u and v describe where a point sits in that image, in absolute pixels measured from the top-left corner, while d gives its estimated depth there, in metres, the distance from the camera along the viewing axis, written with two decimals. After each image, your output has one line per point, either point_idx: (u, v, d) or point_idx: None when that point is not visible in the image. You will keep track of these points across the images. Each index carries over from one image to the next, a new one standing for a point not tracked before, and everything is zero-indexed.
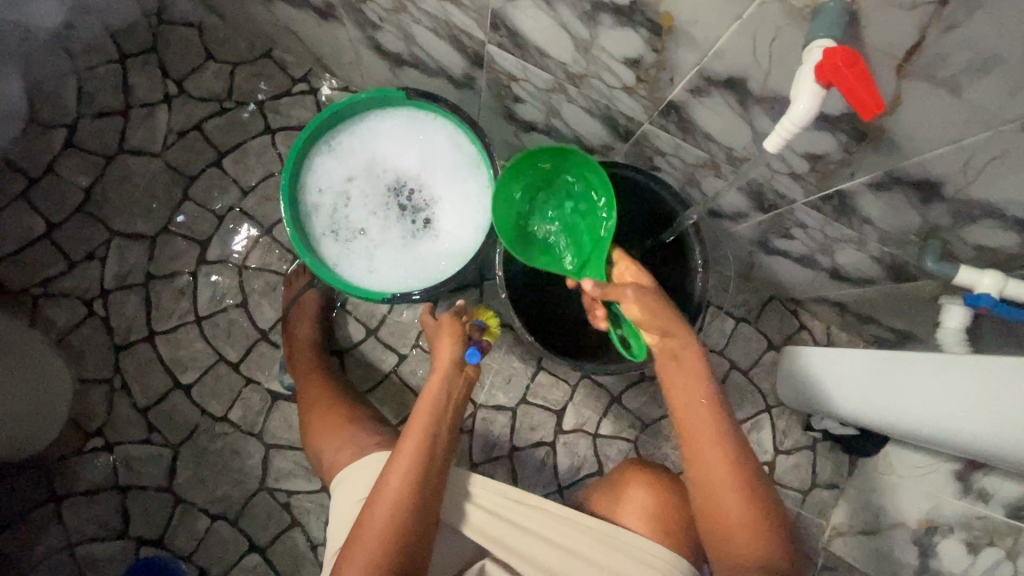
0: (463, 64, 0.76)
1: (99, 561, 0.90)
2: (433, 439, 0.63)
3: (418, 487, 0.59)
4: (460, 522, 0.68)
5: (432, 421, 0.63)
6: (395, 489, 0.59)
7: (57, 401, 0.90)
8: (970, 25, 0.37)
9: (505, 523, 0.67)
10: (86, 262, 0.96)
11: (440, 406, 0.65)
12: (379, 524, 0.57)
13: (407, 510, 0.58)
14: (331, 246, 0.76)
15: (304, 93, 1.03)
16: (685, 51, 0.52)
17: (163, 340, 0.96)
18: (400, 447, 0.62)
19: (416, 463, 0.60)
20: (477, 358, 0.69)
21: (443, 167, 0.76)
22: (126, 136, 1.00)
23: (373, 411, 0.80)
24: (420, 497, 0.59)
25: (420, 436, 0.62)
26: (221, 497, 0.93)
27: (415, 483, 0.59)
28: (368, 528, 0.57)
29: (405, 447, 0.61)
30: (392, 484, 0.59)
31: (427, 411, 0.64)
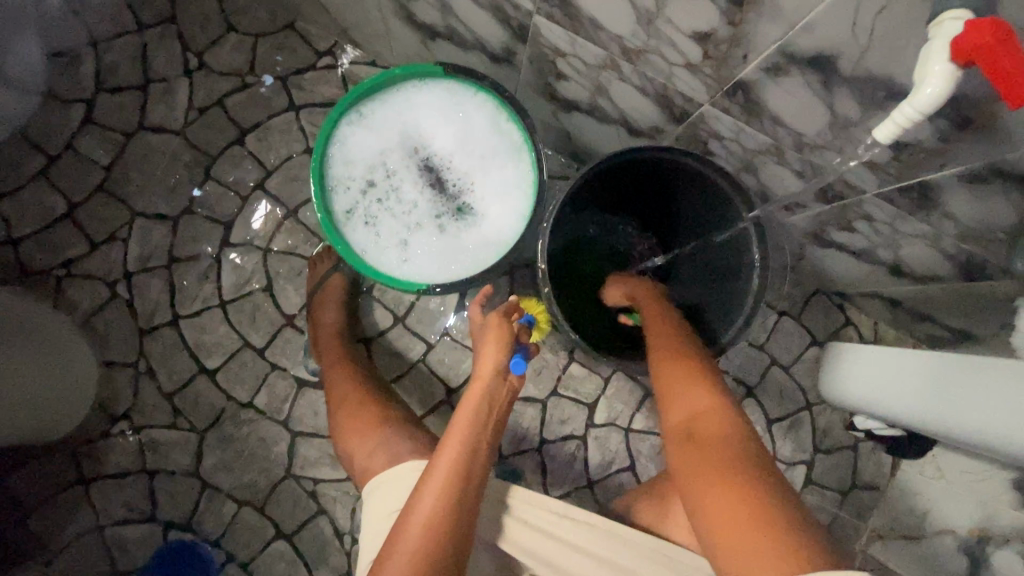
0: (504, 38, 0.70)
1: (128, 543, 0.90)
2: (470, 451, 0.59)
3: (452, 505, 0.56)
4: (496, 533, 0.65)
5: (471, 433, 0.60)
6: (429, 508, 0.56)
7: (82, 384, 0.89)
8: None
9: (548, 539, 0.64)
10: (108, 242, 0.94)
11: (481, 419, 0.61)
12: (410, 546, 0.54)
13: (441, 531, 0.55)
14: (358, 228, 0.70)
15: (328, 66, 0.97)
16: (770, 24, 0.46)
17: (187, 324, 0.94)
18: (436, 460, 0.59)
19: (451, 479, 0.57)
20: (522, 368, 0.65)
21: (482, 148, 0.70)
22: (146, 111, 0.96)
23: (407, 414, 0.77)
24: (453, 516, 0.56)
25: (456, 450, 0.59)
26: (248, 483, 0.92)
27: (449, 502, 0.56)
28: (398, 544, 0.54)
29: (441, 461, 0.58)
30: (426, 501, 0.56)
31: (465, 423, 0.60)
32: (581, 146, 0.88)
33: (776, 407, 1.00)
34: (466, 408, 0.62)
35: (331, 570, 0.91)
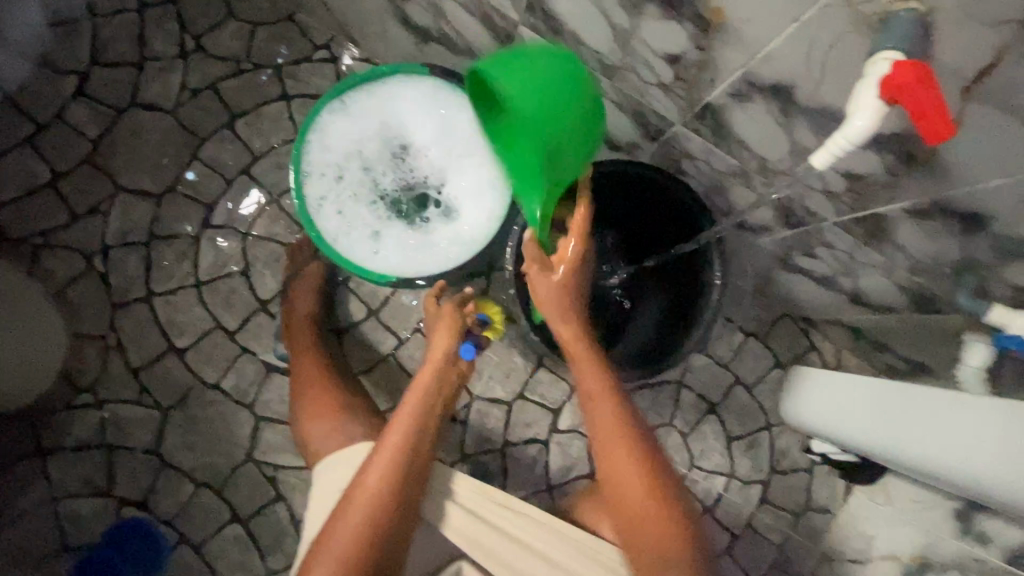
0: (492, 45, 0.73)
1: (80, 517, 0.90)
2: (418, 433, 0.61)
3: (397, 481, 0.57)
4: (437, 519, 0.66)
5: (419, 413, 0.61)
6: (372, 488, 0.57)
7: (47, 354, 0.89)
8: None
9: (490, 528, 0.66)
10: (89, 214, 0.94)
11: (429, 398, 0.63)
12: (352, 524, 0.55)
13: (383, 510, 0.56)
14: (332, 216, 0.71)
15: (324, 60, 0.99)
16: (734, 52, 0.49)
17: (160, 302, 0.94)
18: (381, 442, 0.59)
19: (398, 459, 0.58)
20: (472, 354, 0.67)
21: (460, 148, 0.72)
22: (138, 89, 0.97)
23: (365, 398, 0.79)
24: (396, 493, 0.57)
25: (402, 429, 0.60)
26: (209, 464, 0.92)
27: (393, 478, 0.57)
28: (343, 521, 0.55)
29: (389, 440, 0.59)
30: (370, 480, 0.57)
31: (413, 405, 0.62)
32: None
33: (737, 425, 1.02)
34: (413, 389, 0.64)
35: (283, 558, 0.91)
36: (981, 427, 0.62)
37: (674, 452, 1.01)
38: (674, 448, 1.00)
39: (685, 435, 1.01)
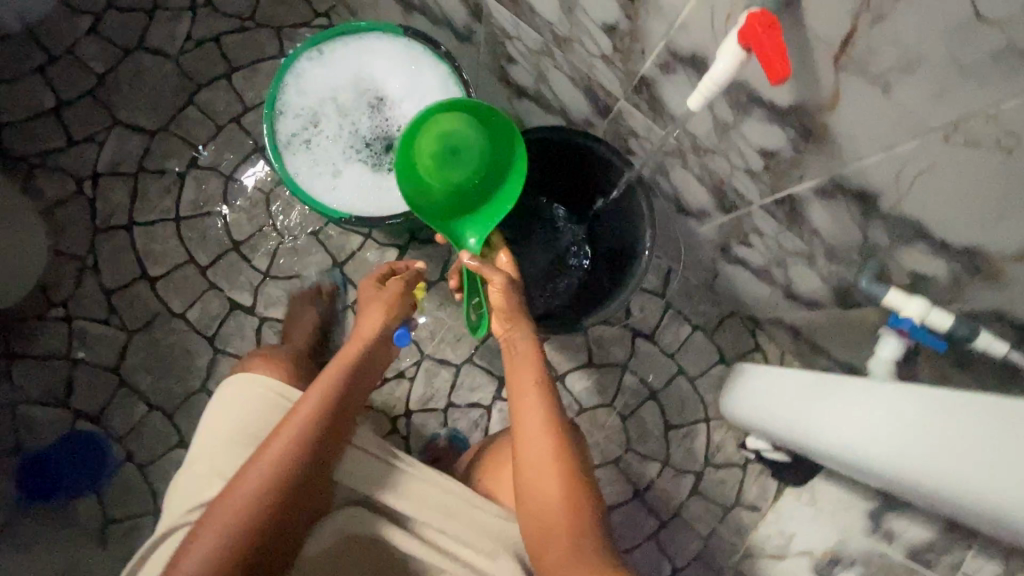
0: (465, 16, 0.79)
1: (35, 423, 0.94)
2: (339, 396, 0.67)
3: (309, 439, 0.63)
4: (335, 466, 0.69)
5: (341, 374, 0.68)
6: (285, 441, 0.62)
7: (24, 266, 0.94)
8: (896, 17, 0.39)
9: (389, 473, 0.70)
10: (85, 143, 1.01)
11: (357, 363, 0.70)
12: (261, 468, 0.61)
13: (294, 458, 0.62)
14: (298, 154, 0.76)
15: (323, 27, 1.06)
16: (656, 21, 0.54)
17: (140, 232, 1.00)
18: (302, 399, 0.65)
19: (314, 414, 0.64)
20: (403, 338, 0.75)
21: (425, 103, 0.77)
22: (148, 34, 1.04)
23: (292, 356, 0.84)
24: (326, 423, 0.65)
25: (327, 384, 0.67)
26: (163, 389, 0.97)
27: (313, 424, 0.64)
28: (260, 458, 0.62)
29: (313, 393, 0.66)
30: (292, 424, 0.63)
31: (337, 369, 0.69)
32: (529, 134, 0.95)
33: (677, 415, 1.04)
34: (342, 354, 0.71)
35: None
36: (893, 413, 0.63)
37: (612, 433, 1.04)
38: (612, 430, 1.03)
39: (625, 418, 1.04)
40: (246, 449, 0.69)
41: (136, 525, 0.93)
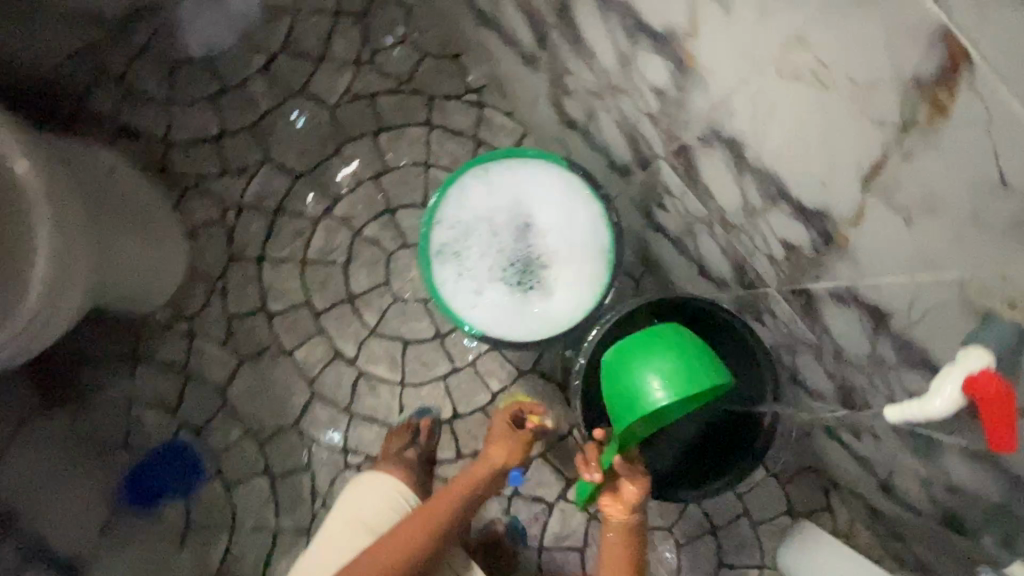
0: (628, 158, 0.80)
1: (145, 424, 1.03)
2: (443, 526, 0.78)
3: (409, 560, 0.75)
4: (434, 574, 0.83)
5: (455, 504, 0.80)
6: (386, 558, 0.74)
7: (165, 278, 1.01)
8: None
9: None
10: (236, 174, 1.08)
11: (464, 501, 0.81)
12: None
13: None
14: (446, 263, 0.80)
15: (472, 103, 1.09)
16: (847, 268, 0.55)
17: (268, 267, 1.07)
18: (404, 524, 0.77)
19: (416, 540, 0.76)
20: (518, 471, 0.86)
21: (572, 237, 0.80)
22: (311, 81, 1.10)
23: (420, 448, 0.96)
24: (426, 549, 0.76)
25: (433, 513, 0.78)
26: (262, 417, 1.05)
27: (410, 549, 0.75)
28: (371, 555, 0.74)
29: (417, 526, 0.77)
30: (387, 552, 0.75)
31: (447, 500, 0.80)
32: (653, 259, 0.97)
33: (732, 554, 1.05)
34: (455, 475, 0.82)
35: (294, 521, 1.03)
36: None
37: (664, 556, 1.05)
38: (665, 553, 1.05)
39: (679, 545, 1.05)
40: (357, 538, 0.82)
41: (215, 537, 1.02)
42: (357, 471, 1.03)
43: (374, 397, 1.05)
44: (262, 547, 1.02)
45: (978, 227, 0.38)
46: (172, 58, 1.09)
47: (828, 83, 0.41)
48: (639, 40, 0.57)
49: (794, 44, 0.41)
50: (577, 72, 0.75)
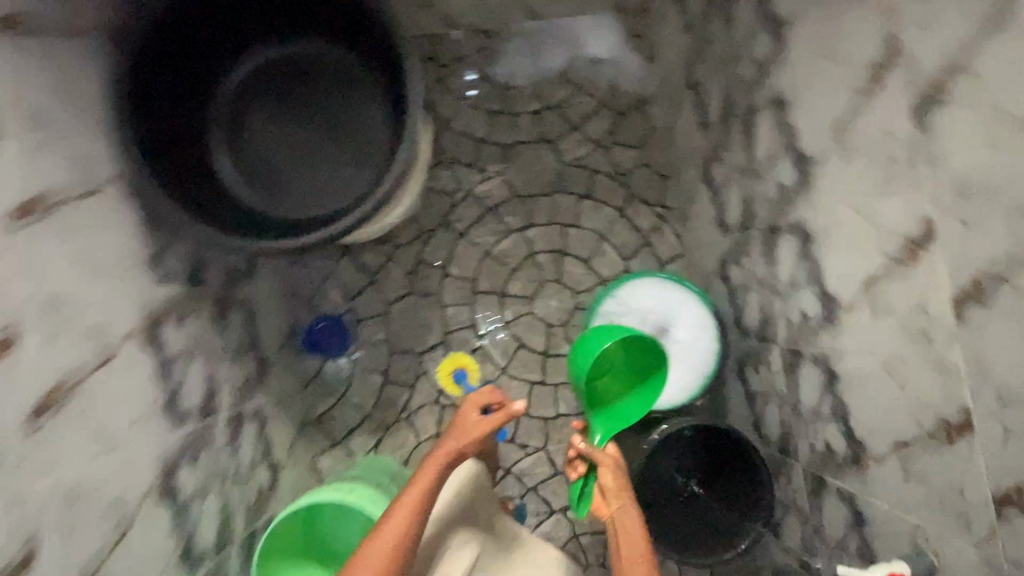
0: (751, 328, 1.13)
1: (328, 297, 1.39)
2: (427, 503, 0.88)
3: (408, 534, 0.85)
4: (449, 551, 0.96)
5: (428, 489, 0.89)
6: (384, 552, 0.82)
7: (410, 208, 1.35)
8: None
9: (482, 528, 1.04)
10: (477, 170, 1.44)
11: (433, 482, 0.91)
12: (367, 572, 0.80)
13: (400, 550, 0.83)
14: (602, 322, 1.14)
15: (657, 215, 1.44)
16: (856, 482, 0.86)
17: (462, 242, 1.42)
18: (387, 520, 0.85)
19: (408, 520, 0.85)
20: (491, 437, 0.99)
21: (691, 353, 1.12)
22: (560, 138, 1.45)
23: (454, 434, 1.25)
24: (418, 526, 0.86)
25: (419, 500, 0.88)
26: (401, 337, 1.40)
27: (403, 535, 0.84)
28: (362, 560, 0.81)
29: (397, 516, 0.85)
30: (379, 551, 0.82)
31: (427, 481, 0.91)
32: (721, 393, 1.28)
33: None
34: (412, 489, 0.90)
35: (383, 416, 1.37)
36: None
37: None
38: None
39: None
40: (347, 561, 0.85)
41: (327, 394, 1.37)
42: (442, 409, 1.37)
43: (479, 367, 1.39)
44: (353, 420, 1.37)
45: (945, 508, 0.69)
46: (481, 70, 1.45)
47: (903, 391, 0.72)
48: (810, 285, 0.90)
49: (897, 361, 0.73)
50: (754, 260, 1.08)
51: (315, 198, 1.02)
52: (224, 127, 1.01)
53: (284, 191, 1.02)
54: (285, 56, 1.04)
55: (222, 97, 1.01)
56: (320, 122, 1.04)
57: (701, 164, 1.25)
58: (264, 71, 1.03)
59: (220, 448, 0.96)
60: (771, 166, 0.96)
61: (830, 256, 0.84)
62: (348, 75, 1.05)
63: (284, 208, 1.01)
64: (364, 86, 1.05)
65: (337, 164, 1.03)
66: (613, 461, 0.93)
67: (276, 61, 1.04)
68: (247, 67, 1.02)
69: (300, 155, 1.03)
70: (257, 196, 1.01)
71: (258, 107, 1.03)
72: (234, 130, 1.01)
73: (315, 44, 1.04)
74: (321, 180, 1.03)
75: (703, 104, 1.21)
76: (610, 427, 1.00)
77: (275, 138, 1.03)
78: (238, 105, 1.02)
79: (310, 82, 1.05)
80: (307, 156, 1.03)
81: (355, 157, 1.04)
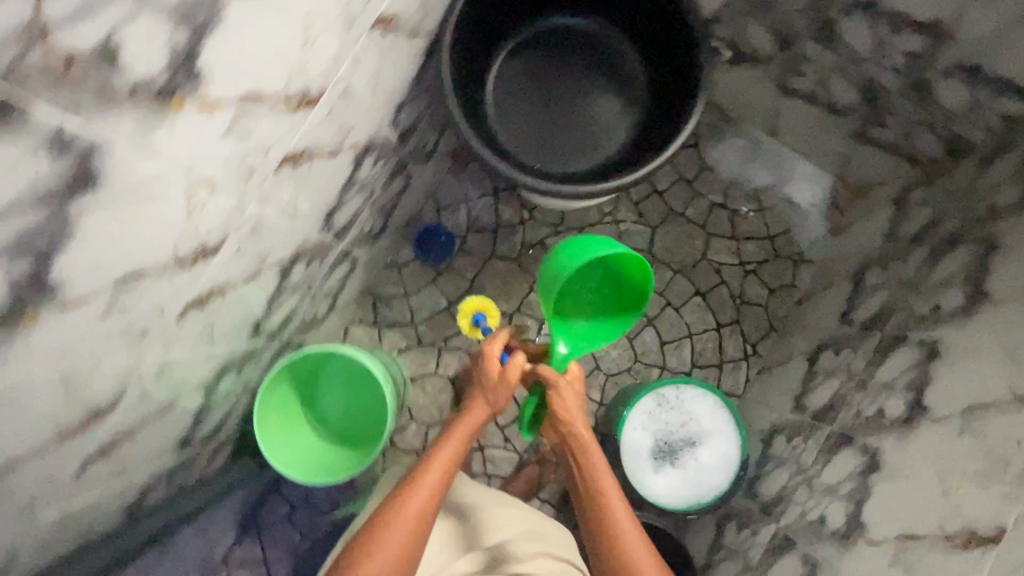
0: (761, 496, 1.18)
1: (453, 213, 1.49)
2: (448, 464, 0.97)
3: (433, 498, 0.93)
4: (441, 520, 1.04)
5: (451, 452, 0.98)
6: (411, 509, 0.90)
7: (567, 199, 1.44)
8: None
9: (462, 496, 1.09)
10: (634, 209, 1.52)
11: (456, 443, 0.99)
12: (398, 529, 0.88)
13: (424, 510, 0.91)
14: (650, 400, 1.19)
15: (744, 351, 1.49)
16: None
17: (581, 253, 1.50)
18: (420, 479, 0.93)
19: (435, 484, 0.94)
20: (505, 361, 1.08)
21: (699, 476, 1.17)
22: (714, 235, 1.52)
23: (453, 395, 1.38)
24: (442, 484, 0.94)
25: (443, 460, 0.97)
26: (482, 285, 1.49)
27: (431, 498, 0.92)
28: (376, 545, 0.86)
29: (420, 487, 0.93)
30: (411, 510, 0.90)
31: (454, 449, 0.98)
32: (691, 524, 1.34)
33: None
34: (418, 483, 0.93)
35: (423, 332, 1.47)
36: None
37: None
38: None
39: None
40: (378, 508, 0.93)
41: (396, 283, 1.48)
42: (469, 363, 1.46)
43: None
44: (400, 317, 1.47)
45: None
46: (698, 141, 1.53)
47: None
48: (848, 503, 0.95)
49: None
50: (807, 448, 1.14)
51: (578, 156, 1.14)
52: (497, 100, 1.14)
53: (547, 152, 1.14)
54: (551, 31, 1.16)
55: (496, 73, 1.15)
56: (573, 94, 1.15)
57: (816, 342, 1.31)
58: (523, 45, 1.15)
59: (323, 267, 1.07)
60: (884, 391, 1.01)
61: (885, 495, 0.89)
62: (607, 51, 1.16)
63: (552, 163, 1.14)
64: (624, 62, 1.16)
65: (592, 128, 1.15)
66: (563, 385, 1.02)
67: (541, 39, 1.16)
68: (542, 24, 1.16)
69: (564, 124, 1.14)
70: (496, 118, 1.14)
71: (535, 64, 1.16)
72: (505, 103, 1.15)
73: (619, 38, 1.15)
74: (581, 143, 1.15)
75: (856, 300, 1.26)
76: (570, 340, 1.10)
77: (537, 109, 1.14)
78: (503, 79, 1.15)
79: (568, 53, 1.15)
80: (567, 123, 1.14)
81: (609, 125, 1.15)
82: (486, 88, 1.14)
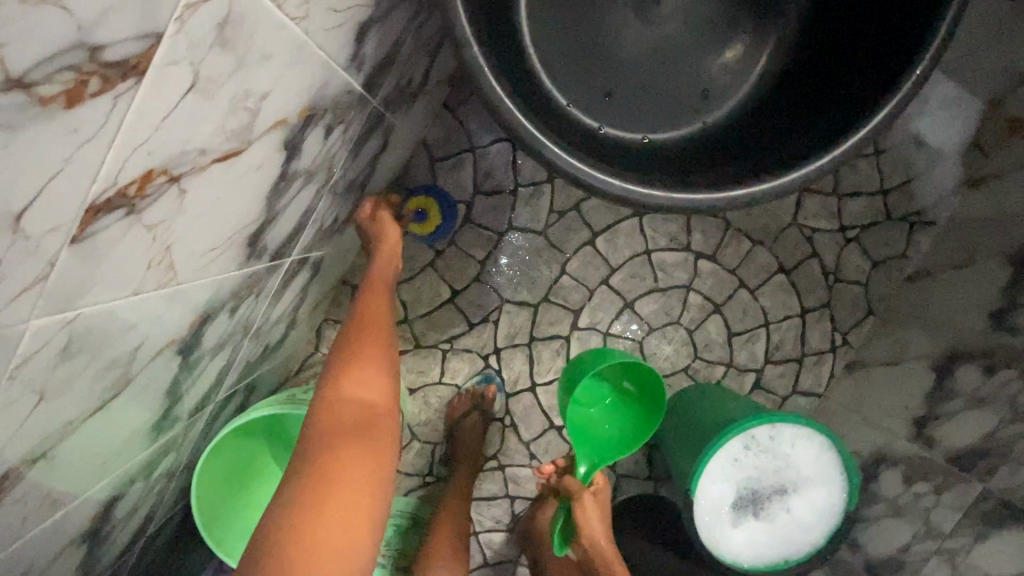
0: None
1: (457, 173, 1.08)
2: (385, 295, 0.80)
3: (386, 318, 0.77)
4: None
5: (383, 300, 0.79)
6: (378, 330, 0.75)
7: None
8: None
9: None
10: None
11: (380, 275, 0.81)
12: (368, 357, 0.71)
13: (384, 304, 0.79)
14: (738, 441, 0.89)
15: (833, 344, 1.17)
16: None
17: (630, 224, 1.12)
18: (365, 342, 0.72)
19: (384, 317, 0.77)
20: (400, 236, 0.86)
21: (788, 534, 0.92)
22: (810, 193, 1.13)
23: (453, 441, 1.13)
24: (386, 300, 0.80)
25: (381, 303, 0.79)
26: (498, 268, 1.11)
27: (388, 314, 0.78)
28: (350, 440, 0.62)
29: (367, 304, 0.78)
30: (372, 336, 0.73)
31: (378, 296, 0.79)
32: None
33: None
34: (371, 320, 0.76)
35: (423, 333, 1.12)
36: None
37: None
38: None
39: None
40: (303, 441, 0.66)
41: None
42: (486, 370, 1.13)
43: (550, 356, 1.14)
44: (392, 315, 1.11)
45: None
46: None
47: None
48: None
49: None
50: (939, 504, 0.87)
51: (726, 93, 0.78)
52: (576, 83, 0.75)
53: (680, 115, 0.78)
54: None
55: (544, 39, 0.74)
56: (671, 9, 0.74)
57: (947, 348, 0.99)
58: None
59: (265, 297, 0.69)
60: None
61: None
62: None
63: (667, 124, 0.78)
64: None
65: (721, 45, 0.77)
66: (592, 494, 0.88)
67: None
68: None
69: (685, 67, 0.76)
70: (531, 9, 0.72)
71: None
72: (585, 86, 0.76)
73: None
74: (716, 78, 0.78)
75: None
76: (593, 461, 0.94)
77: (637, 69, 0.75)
78: (557, 47, 0.74)
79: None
80: (687, 60, 0.76)
81: (741, 21, 0.77)
82: (548, 74, 0.74)
